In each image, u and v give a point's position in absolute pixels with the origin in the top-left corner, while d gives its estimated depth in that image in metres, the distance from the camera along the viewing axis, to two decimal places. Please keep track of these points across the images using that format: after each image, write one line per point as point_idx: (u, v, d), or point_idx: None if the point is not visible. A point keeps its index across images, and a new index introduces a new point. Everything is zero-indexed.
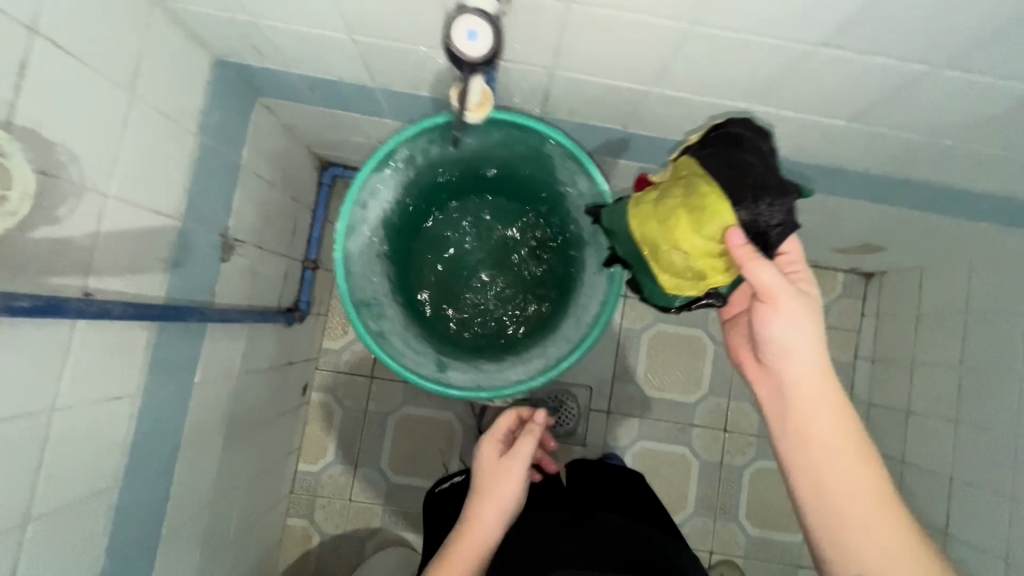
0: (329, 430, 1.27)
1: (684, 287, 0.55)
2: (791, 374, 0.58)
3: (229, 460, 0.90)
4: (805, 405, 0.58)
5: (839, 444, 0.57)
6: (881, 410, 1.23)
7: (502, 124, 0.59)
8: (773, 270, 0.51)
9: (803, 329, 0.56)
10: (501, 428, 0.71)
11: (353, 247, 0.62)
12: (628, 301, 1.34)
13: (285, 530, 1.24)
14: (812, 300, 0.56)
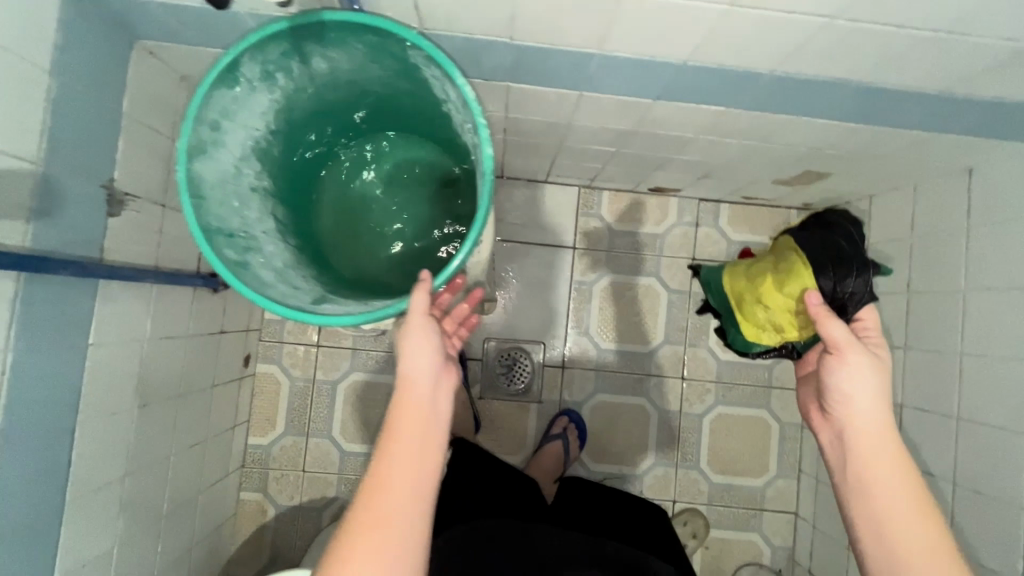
0: (277, 401, 1.25)
1: (765, 331, 0.99)
2: (855, 427, 0.60)
3: (152, 429, 0.87)
4: (866, 456, 0.58)
5: (904, 497, 0.56)
6: None
7: (355, 27, 0.54)
8: (841, 326, 0.62)
9: (872, 389, 0.60)
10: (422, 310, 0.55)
11: (203, 172, 0.57)
12: (578, 252, 1.30)
13: (239, 504, 1.22)
14: (882, 365, 0.61)
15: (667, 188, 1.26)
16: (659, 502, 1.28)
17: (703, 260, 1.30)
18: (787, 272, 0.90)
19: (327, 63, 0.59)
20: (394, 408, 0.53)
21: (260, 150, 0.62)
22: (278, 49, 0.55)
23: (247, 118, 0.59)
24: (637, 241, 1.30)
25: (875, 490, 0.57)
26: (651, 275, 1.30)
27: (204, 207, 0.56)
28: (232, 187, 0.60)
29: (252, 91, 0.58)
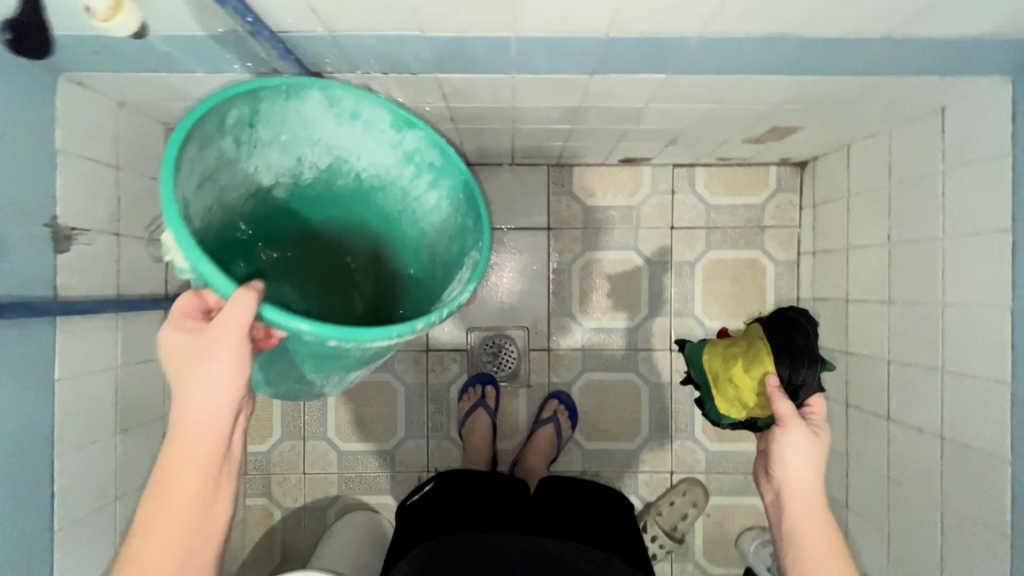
0: (272, 408, 1.27)
1: (733, 408, 1.01)
2: (793, 484, 0.78)
3: (138, 452, 0.90)
4: (798, 506, 0.77)
5: (825, 534, 0.75)
6: (824, 302, 1.17)
7: (472, 212, 0.61)
8: (790, 406, 0.80)
9: (808, 458, 0.78)
10: (235, 323, 0.46)
11: (309, 100, 0.58)
12: (553, 232, 1.28)
13: (246, 510, 1.26)
14: (819, 441, 0.79)
15: (637, 158, 1.22)
16: (656, 473, 1.28)
17: (681, 228, 1.27)
18: (753, 355, 0.93)
19: (432, 204, 0.66)
20: (174, 439, 0.47)
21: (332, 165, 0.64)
22: (430, 158, 0.62)
23: (366, 149, 0.63)
24: (612, 216, 1.27)
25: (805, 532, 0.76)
26: (629, 248, 1.27)
27: (274, 97, 0.56)
28: (296, 132, 0.60)
29: (392, 147, 0.63)
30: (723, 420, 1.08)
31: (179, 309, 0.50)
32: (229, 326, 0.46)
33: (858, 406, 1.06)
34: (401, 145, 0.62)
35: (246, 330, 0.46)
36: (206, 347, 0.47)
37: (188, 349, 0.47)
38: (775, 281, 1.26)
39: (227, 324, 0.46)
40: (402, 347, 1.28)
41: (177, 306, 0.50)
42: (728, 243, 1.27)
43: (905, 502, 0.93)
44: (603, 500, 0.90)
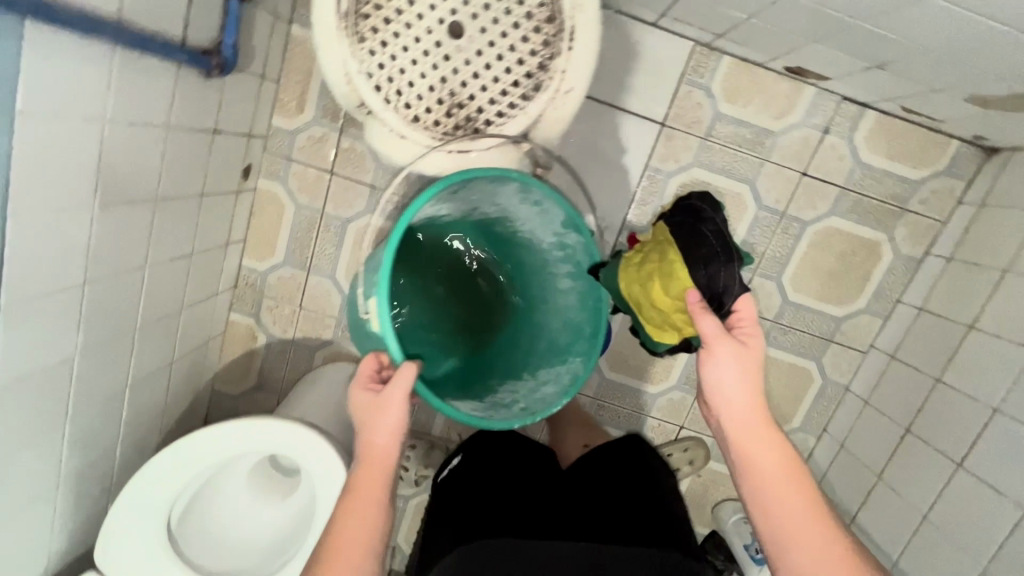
0: (279, 226, 1.08)
1: (665, 332, 0.83)
2: (730, 415, 0.72)
3: (118, 236, 0.72)
4: (743, 435, 0.71)
5: (783, 469, 0.68)
6: (934, 317, 1.01)
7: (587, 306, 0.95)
8: (714, 323, 0.71)
9: (739, 376, 0.71)
10: (398, 385, 0.70)
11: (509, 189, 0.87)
12: (664, 131, 1.03)
13: (228, 324, 1.13)
14: (746, 352, 0.71)
15: (809, 73, 0.95)
16: (666, 423, 1.20)
17: (814, 177, 1.04)
18: (669, 268, 0.79)
19: (570, 285, 0.96)
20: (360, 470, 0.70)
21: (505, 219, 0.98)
22: (580, 252, 0.95)
23: (537, 224, 0.95)
24: (742, 136, 1.02)
25: (763, 472, 0.69)
26: (745, 180, 1.04)
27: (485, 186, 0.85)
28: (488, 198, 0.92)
29: (556, 234, 0.95)
30: (658, 349, 0.89)
31: (363, 372, 0.76)
32: (397, 388, 0.71)
33: (921, 437, 0.96)
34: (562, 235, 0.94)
35: (406, 390, 0.70)
36: (383, 405, 0.71)
37: (366, 408, 0.72)
38: (884, 273, 1.08)
39: (396, 385, 0.71)
40: None
41: (358, 370, 0.76)
42: (856, 214, 1.05)
43: (936, 547, 0.88)
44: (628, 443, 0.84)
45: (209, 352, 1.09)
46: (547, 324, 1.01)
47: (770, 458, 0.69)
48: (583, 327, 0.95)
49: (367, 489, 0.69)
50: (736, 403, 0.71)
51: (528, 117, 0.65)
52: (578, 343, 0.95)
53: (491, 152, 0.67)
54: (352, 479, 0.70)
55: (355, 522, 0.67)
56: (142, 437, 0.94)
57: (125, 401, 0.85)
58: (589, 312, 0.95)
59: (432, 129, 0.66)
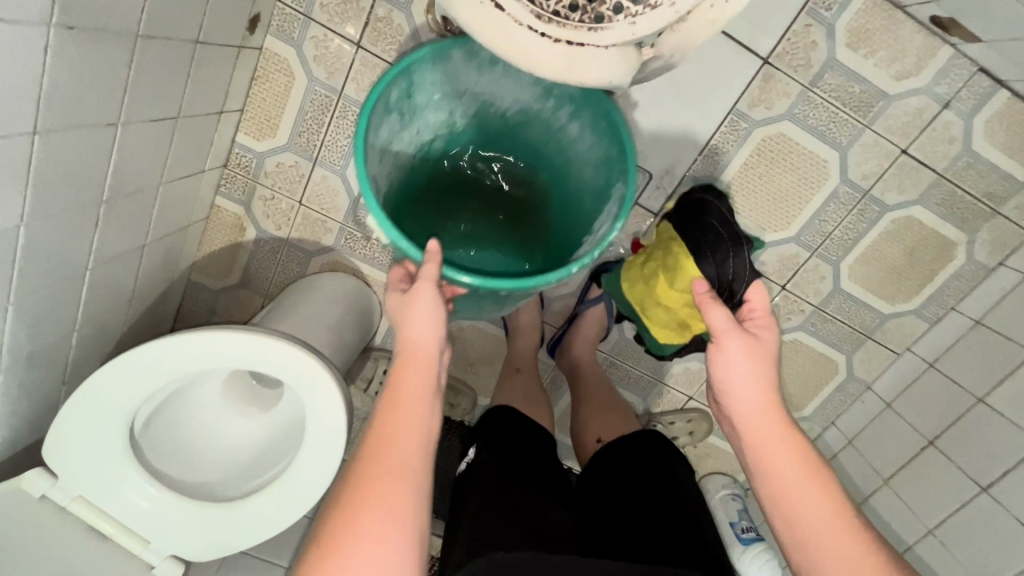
0: (286, 101, 0.89)
1: (672, 333, 0.89)
2: (742, 410, 0.63)
3: (84, 79, 0.54)
4: (756, 428, 0.61)
5: (804, 471, 0.58)
6: (992, 334, 0.94)
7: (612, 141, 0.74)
8: (724, 314, 0.64)
9: (750, 364, 0.63)
10: (427, 274, 0.64)
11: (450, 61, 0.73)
12: (764, 70, 0.86)
13: (212, 209, 0.96)
14: (758, 344, 0.64)
15: (959, 29, 0.79)
16: (676, 392, 1.13)
17: (913, 157, 0.91)
18: (673, 262, 0.82)
19: (576, 130, 0.79)
20: (397, 371, 0.60)
21: (485, 109, 0.82)
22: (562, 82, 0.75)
23: (510, 89, 0.78)
24: (850, 93, 0.87)
25: (779, 473, 0.59)
26: (837, 146, 0.91)
27: (420, 66, 0.71)
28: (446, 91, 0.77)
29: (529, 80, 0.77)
30: (665, 353, 0.93)
31: (392, 277, 0.69)
32: (427, 276, 0.64)
33: (946, 455, 0.94)
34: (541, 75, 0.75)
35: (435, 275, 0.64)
36: (415, 295, 0.63)
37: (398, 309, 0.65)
38: (949, 277, 0.99)
39: (423, 276, 0.64)
40: None
41: (388, 279, 0.70)
42: (943, 206, 0.94)
43: None
44: (642, 437, 0.79)
45: (189, 238, 0.93)
46: (583, 182, 0.83)
47: (788, 455, 0.59)
48: (610, 157, 0.76)
49: (405, 404, 0.58)
50: (745, 392, 0.63)
51: (675, 11, 0.47)
52: (612, 176, 0.76)
53: (610, 52, 0.49)
54: (388, 386, 0.60)
55: (400, 430, 0.56)
56: (104, 328, 0.81)
57: (84, 288, 0.71)
58: (607, 133, 0.75)
59: (539, 3, 0.46)
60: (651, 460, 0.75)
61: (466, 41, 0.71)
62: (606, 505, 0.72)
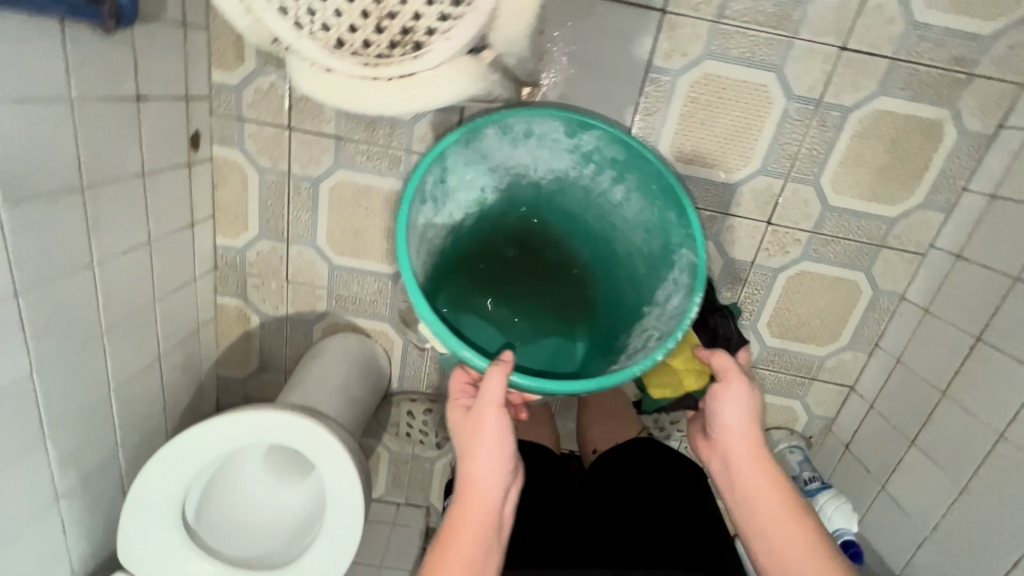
0: (247, 195, 0.98)
1: (665, 390, 0.85)
2: (732, 449, 0.68)
3: (48, 238, 0.64)
4: (745, 463, 0.67)
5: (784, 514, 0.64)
6: (1011, 205, 0.84)
7: (664, 204, 0.77)
8: (727, 356, 0.70)
9: (740, 407, 0.68)
10: (489, 395, 0.62)
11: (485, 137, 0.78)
12: (666, 20, 0.85)
13: (217, 309, 1.06)
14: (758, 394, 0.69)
15: None
16: None
17: (856, 52, 0.85)
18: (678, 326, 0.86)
19: (621, 196, 0.82)
20: (461, 490, 0.62)
21: (520, 181, 0.86)
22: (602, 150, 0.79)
23: (546, 158, 0.82)
24: (763, 11, 0.84)
25: (761, 512, 0.65)
26: (770, 67, 0.87)
27: (451, 149, 0.76)
28: (479, 167, 0.81)
29: (568, 149, 0.81)
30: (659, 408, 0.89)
31: (455, 387, 0.69)
32: (488, 399, 0.62)
33: (996, 346, 0.83)
34: (581, 144, 0.79)
35: (498, 401, 0.62)
36: (478, 423, 0.62)
37: (466, 429, 0.64)
38: (946, 159, 0.91)
39: (485, 400, 0.62)
40: (422, 150, 0.95)
41: (453, 388, 0.69)
42: (909, 89, 0.87)
43: (1014, 468, 0.77)
44: (640, 443, 0.80)
45: (203, 339, 1.04)
46: (632, 243, 0.85)
47: (772, 497, 0.65)
48: (664, 220, 0.78)
49: (470, 523, 0.60)
50: (738, 433, 0.68)
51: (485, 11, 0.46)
52: (671, 240, 0.78)
53: (443, 68, 0.50)
54: (452, 503, 0.62)
55: (461, 549, 0.59)
56: (146, 437, 0.91)
57: (115, 407, 0.82)
58: (660, 198, 0.77)
59: (362, 53, 0.47)
60: (653, 465, 0.76)
61: (500, 118, 0.75)
62: (614, 514, 0.71)
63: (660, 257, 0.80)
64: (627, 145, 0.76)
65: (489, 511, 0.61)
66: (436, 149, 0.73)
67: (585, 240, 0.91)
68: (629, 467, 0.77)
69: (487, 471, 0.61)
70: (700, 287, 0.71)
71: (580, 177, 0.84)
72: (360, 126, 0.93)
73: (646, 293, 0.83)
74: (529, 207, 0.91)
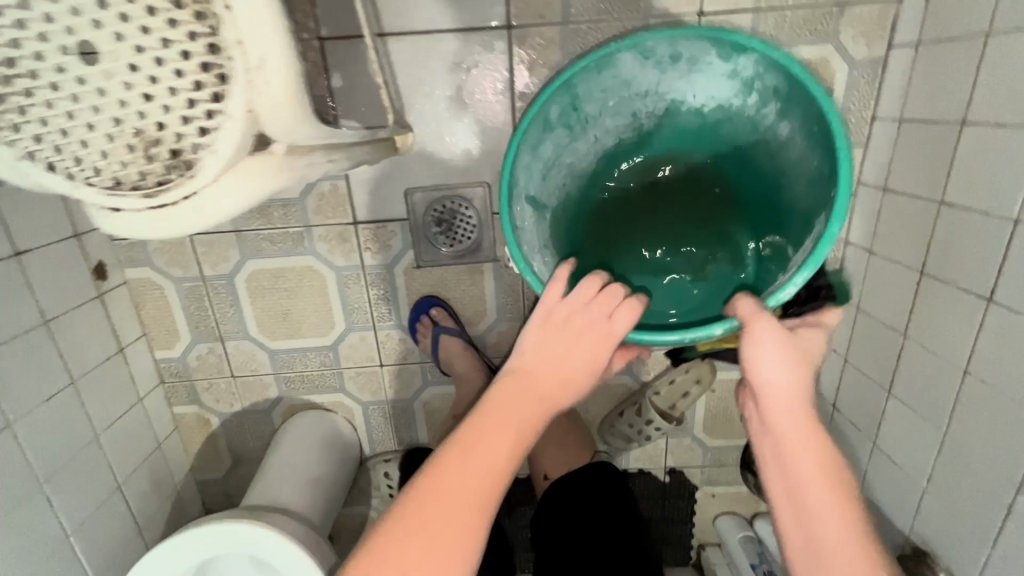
0: (170, 307, 0.99)
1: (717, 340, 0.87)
2: (777, 415, 0.58)
3: None
4: (789, 431, 0.57)
5: (830, 492, 0.55)
6: (918, 125, 0.79)
7: (829, 155, 0.65)
8: (751, 304, 0.61)
9: (785, 361, 0.58)
10: (585, 295, 0.61)
11: (620, 62, 0.72)
12: (516, 35, 0.84)
13: (176, 419, 1.08)
14: (801, 351, 0.59)
15: None
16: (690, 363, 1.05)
17: (716, 14, 0.83)
18: None
19: (786, 133, 0.71)
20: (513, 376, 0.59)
21: (675, 110, 0.76)
22: (772, 78, 0.68)
23: (700, 82, 0.73)
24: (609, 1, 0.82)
25: (804, 488, 0.56)
26: None
27: (584, 73, 0.71)
28: (624, 95, 0.75)
29: (725, 74, 0.71)
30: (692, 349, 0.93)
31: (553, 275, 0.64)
32: (590, 317, 0.60)
33: (940, 277, 0.77)
34: (743, 67, 0.69)
35: (600, 321, 0.60)
36: (567, 314, 0.61)
37: (558, 319, 0.61)
38: (845, 93, 0.86)
39: (574, 302, 0.61)
40: (320, 220, 0.94)
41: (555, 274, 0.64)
42: (782, 35, 0.83)
43: (984, 403, 0.71)
44: (596, 467, 0.86)
45: (166, 452, 1.05)
46: (793, 199, 0.72)
47: (819, 472, 0.56)
48: (823, 172, 0.67)
49: (506, 419, 0.56)
50: (780, 396, 0.58)
51: (237, 117, 0.45)
52: (821, 198, 0.67)
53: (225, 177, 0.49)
54: (497, 389, 0.58)
55: (483, 454, 0.54)
56: (122, 565, 0.92)
57: (77, 548, 0.83)
58: (820, 140, 0.66)
59: (141, 185, 0.47)
60: (601, 497, 0.83)
61: (638, 41, 0.69)
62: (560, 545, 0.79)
63: (812, 207, 0.69)
64: (796, 76, 0.65)
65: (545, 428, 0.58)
66: (563, 75, 0.70)
67: (744, 182, 0.78)
68: (581, 494, 0.83)
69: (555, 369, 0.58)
70: (812, 264, 0.64)
71: (744, 113, 0.73)
72: (254, 214, 0.94)
73: (795, 240, 0.71)
74: (682, 141, 0.80)
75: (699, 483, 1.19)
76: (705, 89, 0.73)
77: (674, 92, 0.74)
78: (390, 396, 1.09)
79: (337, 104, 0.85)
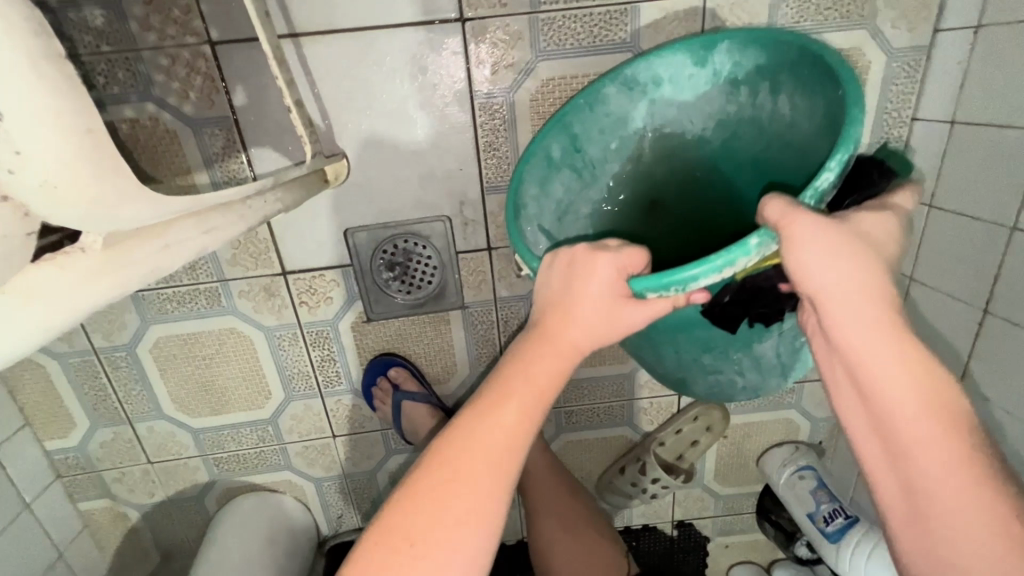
0: (56, 389, 0.79)
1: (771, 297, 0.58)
2: (838, 323, 0.42)
3: None
4: (860, 337, 0.41)
5: (930, 421, 0.39)
6: (979, 130, 0.63)
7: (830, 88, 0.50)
8: (780, 201, 0.43)
9: (841, 263, 0.41)
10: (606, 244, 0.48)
11: (609, 97, 0.63)
12: (471, 29, 0.65)
13: (85, 517, 0.88)
14: (862, 242, 0.42)
15: None
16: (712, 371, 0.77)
17: None
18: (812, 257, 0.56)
19: (789, 113, 0.56)
20: (544, 335, 0.47)
21: (679, 147, 0.65)
22: (754, 62, 0.58)
23: (694, 104, 0.62)
24: None
25: (884, 407, 0.40)
26: (625, 44, 0.66)
27: (574, 112, 0.63)
28: (622, 135, 0.65)
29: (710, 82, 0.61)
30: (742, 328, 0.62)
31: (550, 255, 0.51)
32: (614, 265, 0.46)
33: (1012, 319, 0.62)
34: (722, 62, 0.59)
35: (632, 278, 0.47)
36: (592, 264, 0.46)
37: (581, 288, 0.47)
38: (880, 90, 0.70)
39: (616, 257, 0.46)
40: (238, 273, 0.75)
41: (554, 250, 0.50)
42: (805, 20, 0.66)
43: None
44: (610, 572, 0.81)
45: (73, 561, 0.86)
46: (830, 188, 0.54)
47: (910, 394, 0.40)
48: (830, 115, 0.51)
49: (534, 381, 0.46)
50: (842, 299, 0.41)
51: None
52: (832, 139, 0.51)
53: None
54: (519, 352, 0.48)
55: (510, 418, 0.44)
56: None
57: None
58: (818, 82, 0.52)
59: None
60: None
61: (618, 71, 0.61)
62: None
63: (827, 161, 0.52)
64: (770, 40, 0.55)
65: (561, 378, 0.47)
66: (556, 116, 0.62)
67: None
68: None
69: (590, 328, 0.47)
70: (843, 144, 0.46)
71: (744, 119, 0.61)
72: None
73: None
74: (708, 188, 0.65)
75: (711, 533, 1.05)
76: (708, 115, 0.62)
77: (674, 120, 0.63)
78: (347, 470, 0.91)
79: (242, 127, 0.66)
